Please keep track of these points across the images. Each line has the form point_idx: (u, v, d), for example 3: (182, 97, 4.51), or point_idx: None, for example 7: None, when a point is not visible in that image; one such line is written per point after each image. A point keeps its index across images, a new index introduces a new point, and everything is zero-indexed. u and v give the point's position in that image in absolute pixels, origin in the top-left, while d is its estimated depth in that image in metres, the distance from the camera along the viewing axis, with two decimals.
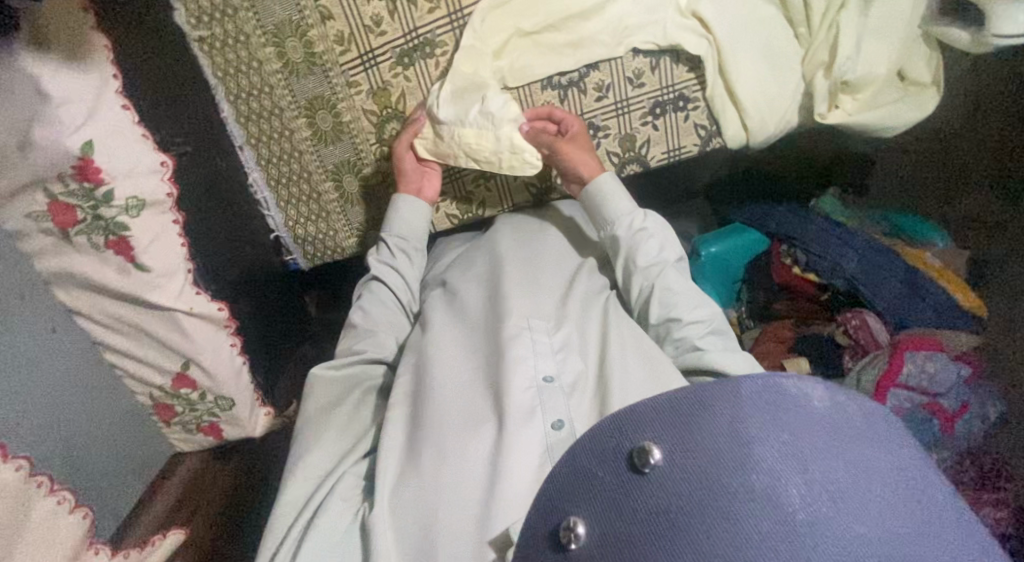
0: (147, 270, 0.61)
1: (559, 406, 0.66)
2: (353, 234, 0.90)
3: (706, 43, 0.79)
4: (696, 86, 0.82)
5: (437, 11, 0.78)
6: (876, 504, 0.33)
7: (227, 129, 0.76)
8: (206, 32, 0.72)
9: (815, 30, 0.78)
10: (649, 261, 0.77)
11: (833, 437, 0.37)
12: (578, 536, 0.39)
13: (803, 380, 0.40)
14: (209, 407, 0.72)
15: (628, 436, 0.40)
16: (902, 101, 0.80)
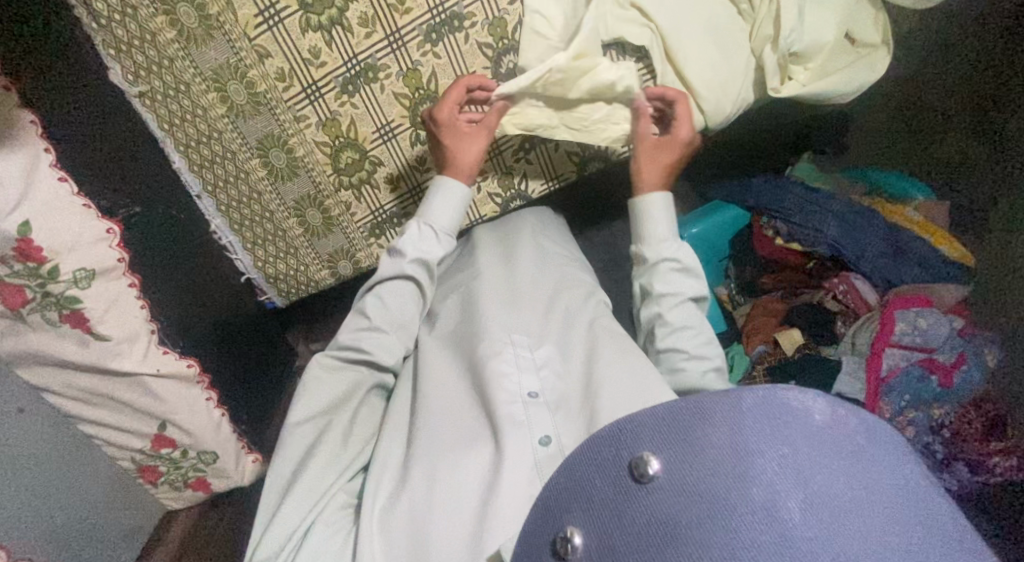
0: (107, 339, 0.68)
1: (545, 422, 0.67)
2: (324, 267, 1.00)
3: (649, 31, 0.86)
4: (646, 75, 0.89)
5: (373, 35, 0.81)
6: (872, 522, 0.35)
7: (181, 178, 0.83)
8: (145, 87, 0.75)
9: (756, 6, 0.89)
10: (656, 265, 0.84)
11: (827, 452, 0.39)
12: (573, 547, 0.42)
13: (803, 393, 0.42)
14: (193, 463, 0.84)
15: (626, 448, 0.43)
16: (855, 66, 0.91)
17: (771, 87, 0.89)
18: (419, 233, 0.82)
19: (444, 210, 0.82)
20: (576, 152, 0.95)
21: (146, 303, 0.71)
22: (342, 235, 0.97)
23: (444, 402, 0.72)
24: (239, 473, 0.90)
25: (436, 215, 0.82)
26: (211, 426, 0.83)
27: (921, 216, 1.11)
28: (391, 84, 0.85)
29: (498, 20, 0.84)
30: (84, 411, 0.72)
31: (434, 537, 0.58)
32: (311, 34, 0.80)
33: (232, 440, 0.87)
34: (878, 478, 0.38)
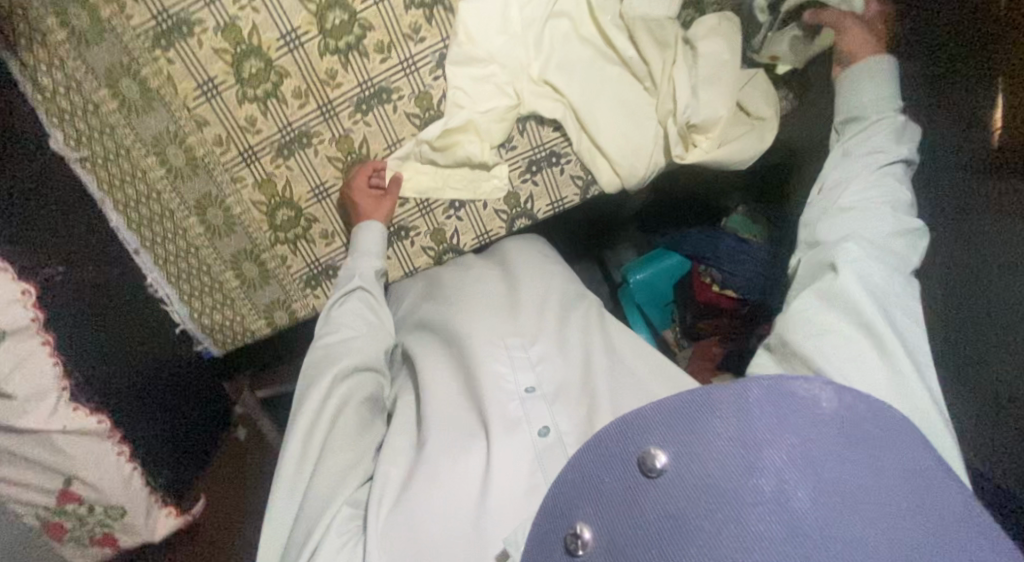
0: (11, 397, 0.63)
1: (543, 414, 0.68)
2: (262, 316, 0.94)
3: (560, 106, 0.92)
4: (564, 143, 0.94)
5: (306, 106, 0.85)
6: (880, 508, 0.37)
7: (121, 238, 0.82)
8: (87, 152, 0.76)
9: (658, 83, 0.91)
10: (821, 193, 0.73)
11: (835, 439, 0.40)
12: (583, 542, 0.42)
13: (810, 382, 0.43)
14: (100, 519, 0.74)
15: (633, 441, 0.44)
16: (747, 135, 0.92)
17: (676, 156, 0.92)
18: (353, 266, 0.87)
19: (374, 241, 0.87)
20: (503, 211, 0.96)
21: (56, 359, 0.66)
22: (278, 285, 0.93)
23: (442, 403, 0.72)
24: (153, 528, 0.81)
25: (366, 247, 0.87)
26: (121, 480, 0.75)
27: None
28: (324, 148, 0.87)
29: (423, 94, 0.89)
30: None
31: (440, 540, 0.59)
32: (247, 104, 0.83)
33: (145, 493, 0.79)
34: (885, 461, 0.40)
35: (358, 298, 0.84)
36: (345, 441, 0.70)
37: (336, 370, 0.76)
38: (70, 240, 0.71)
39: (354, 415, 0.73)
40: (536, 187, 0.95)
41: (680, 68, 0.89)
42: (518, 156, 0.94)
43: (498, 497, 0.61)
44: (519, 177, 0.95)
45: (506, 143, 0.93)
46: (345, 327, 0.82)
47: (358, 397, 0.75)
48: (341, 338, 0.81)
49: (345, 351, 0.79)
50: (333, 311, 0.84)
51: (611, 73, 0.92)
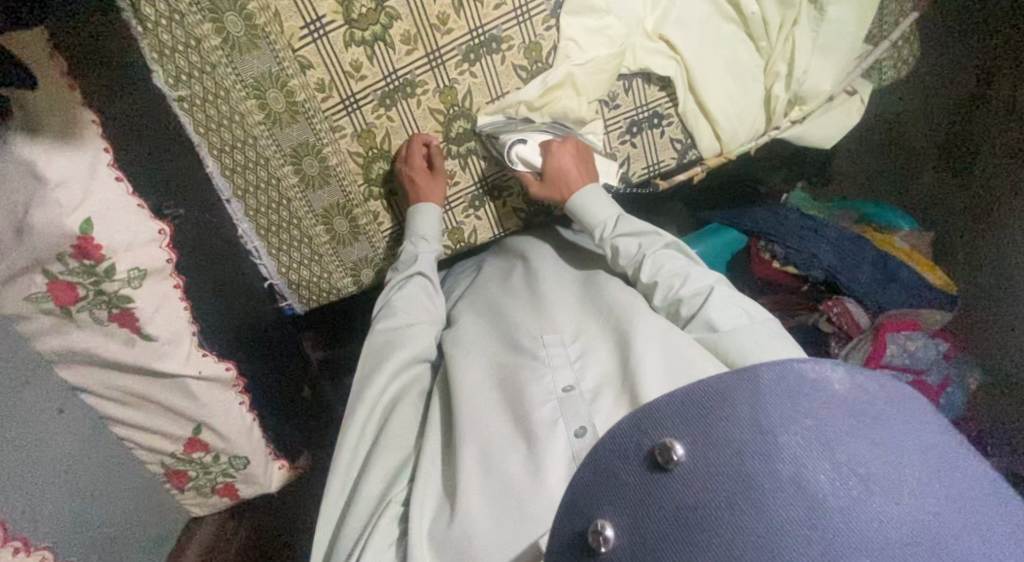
0: (152, 340, 0.61)
1: (582, 413, 0.64)
2: (347, 273, 0.94)
3: (674, 63, 0.88)
4: (668, 104, 0.91)
5: (415, 52, 0.81)
6: (907, 485, 0.37)
7: (214, 184, 0.76)
8: (185, 91, 0.71)
9: (774, 43, 0.89)
10: (631, 260, 0.79)
11: (851, 422, 0.40)
12: (606, 539, 0.41)
13: (819, 364, 0.43)
14: (223, 468, 0.73)
15: (648, 435, 0.42)
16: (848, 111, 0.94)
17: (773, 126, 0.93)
18: (413, 250, 0.85)
19: (429, 223, 0.86)
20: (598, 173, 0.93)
21: (188, 305, 0.64)
22: (366, 243, 0.93)
23: (481, 396, 0.69)
24: (268, 479, 0.79)
25: (423, 231, 0.86)
26: (244, 431, 0.73)
27: (907, 244, 1.19)
28: (427, 100, 0.85)
29: (533, 44, 0.85)
30: (114, 410, 0.63)
31: (482, 542, 0.57)
32: (354, 48, 0.79)
33: (264, 444, 0.77)
34: (903, 436, 0.40)
35: (415, 285, 0.83)
36: (393, 431, 0.70)
37: (389, 367, 0.74)
38: (183, 184, 0.70)
39: (407, 415, 0.72)
40: (635, 149, 0.92)
41: (801, 30, 0.88)
42: (620, 117, 0.91)
43: (538, 494, 0.59)
44: (618, 139, 0.92)
45: (609, 101, 0.90)
46: (405, 311, 0.80)
47: (411, 393, 0.75)
48: (400, 325, 0.79)
49: (402, 342, 0.77)
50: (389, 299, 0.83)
51: (730, 31, 0.89)
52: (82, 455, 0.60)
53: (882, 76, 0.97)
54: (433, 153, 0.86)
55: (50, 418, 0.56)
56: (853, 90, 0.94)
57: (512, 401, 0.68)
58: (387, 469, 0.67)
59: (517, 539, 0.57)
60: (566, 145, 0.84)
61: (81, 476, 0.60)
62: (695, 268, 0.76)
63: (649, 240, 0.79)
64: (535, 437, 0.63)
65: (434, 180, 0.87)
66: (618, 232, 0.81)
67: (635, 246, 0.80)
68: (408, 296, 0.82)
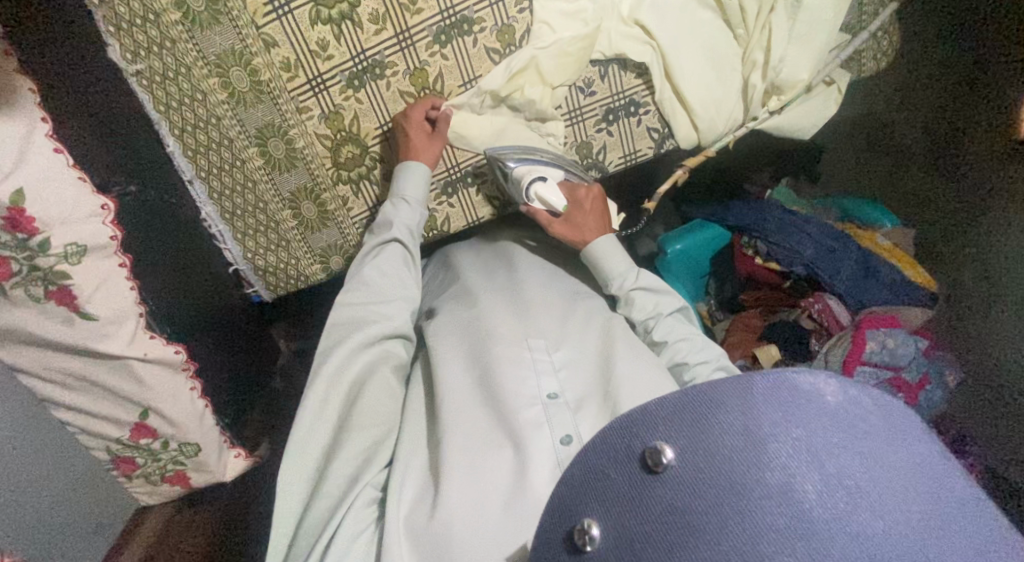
0: (94, 319, 0.59)
1: (567, 421, 0.63)
2: (316, 261, 0.92)
3: (650, 49, 0.86)
4: (645, 92, 0.89)
5: (383, 32, 0.79)
6: (892, 500, 0.34)
7: (173, 163, 0.75)
8: (144, 66, 0.70)
9: (751, 30, 0.88)
10: (645, 316, 0.81)
11: (840, 433, 0.37)
12: (591, 539, 0.40)
13: (813, 374, 0.40)
14: (172, 456, 0.71)
15: (638, 437, 0.41)
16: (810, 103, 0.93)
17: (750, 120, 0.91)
18: (392, 212, 0.81)
19: (415, 185, 0.82)
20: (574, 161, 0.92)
21: (135, 284, 0.62)
22: (336, 230, 0.90)
23: (466, 398, 0.67)
24: (223, 469, 0.76)
25: (407, 192, 0.82)
26: (195, 418, 0.70)
27: (890, 242, 1.17)
28: (397, 82, 0.82)
29: (506, 27, 0.83)
30: (55, 392, 0.61)
31: (459, 545, 0.54)
32: (321, 26, 0.77)
33: (218, 431, 0.74)
34: (895, 454, 0.37)
35: (392, 252, 0.80)
36: (366, 418, 0.66)
37: (362, 336, 0.71)
38: (138, 161, 0.69)
39: (380, 401, 0.69)
40: (610, 138, 0.91)
41: (779, 17, 0.86)
42: (596, 104, 0.89)
43: (520, 498, 0.57)
44: (594, 126, 0.90)
45: (585, 87, 0.88)
46: (378, 284, 0.77)
47: (382, 367, 0.71)
48: (373, 295, 0.76)
49: (374, 316, 0.74)
50: (362, 266, 0.79)
51: (707, 18, 0.87)
52: (23, 438, 0.58)
53: (862, 67, 0.95)
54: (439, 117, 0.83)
55: None
56: (831, 80, 0.93)
57: (495, 400, 0.66)
58: (360, 447, 0.64)
59: (496, 544, 0.54)
60: (590, 194, 0.86)
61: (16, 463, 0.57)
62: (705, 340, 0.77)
63: (666, 302, 0.82)
64: (518, 439, 0.61)
65: (427, 139, 0.82)
66: (637, 286, 0.82)
67: (652, 304, 0.81)
68: (382, 266, 0.78)
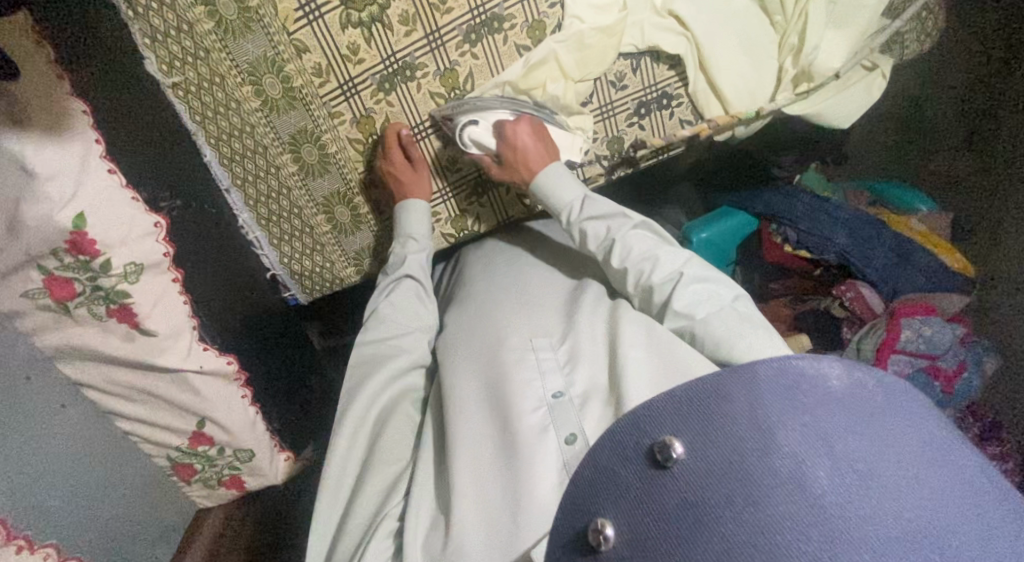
0: (152, 334, 0.62)
1: (572, 419, 0.63)
2: (351, 264, 0.94)
3: (683, 41, 0.85)
4: (678, 84, 0.88)
5: (413, 34, 0.78)
6: (904, 479, 0.36)
7: (212, 172, 0.74)
8: (180, 78, 0.69)
9: (790, 18, 0.86)
10: (602, 244, 0.78)
11: (849, 416, 0.39)
12: (606, 538, 0.40)
13: (818, 360, 0.42)
14: (228, 461, 0.75)
15: (648, 433, 0.41)
16: (849, 89, 0.89)
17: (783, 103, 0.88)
18: (403, 250, 0.85)
19: (419, 221, 0.85)
20: (604, 156, 0.91)
21: (187, 298, 0.65)
22: (369, 232, 0.92)
23: (473, 401, 0.68)
24: (273, 472, 0.82)
25: (412, 229, 0.85)
26: (247, 424, 0.75)
27: (925, 226, 1.15)
28: (427, 83, 0.82)
29: (537, 23, 0.81)
30: (118, 406, 0.63)
31: (470, 544, 0.56)
32: (351, 30, 0.76)
33: (269, 437, 0.79)
34: (902, 430, 0.39)
35: (406, 287, 0.83)
36: (392, 440, 0.69)
37: (382, 376, 0.73)
38: (182, 176, 0.69)
39: (404, 424, 0.71)
40: (642, 132, 0.90)
41: (818, 4, 0.84)
42: (628, 97, 0.88)
43: (524, 499, 0.57)
44: (625, 121, 0.89)
45: (616, 81, 0.87)
46: (397, 320, 0.80)
47: (404, 401, 0.73)
48: (387, 334, 0.79)
49: (395, 352, 0.77)
50: (378, 305, 0.82)
51: (741, 7, 0.86)
52: (91, 451, 0.60)
53: (904, 51, 0.92)
54: (406, 143, 0.83)
55: (58, 416, 0.56)
56: (874, 64, 0.90)
57: (502, 399, 0.66)
58: (386, 478, 0.66)
59: (505, 544, 0.56)
60: (521, 127, 0.81)
61: (86, 476, 0.59)
62: (663, 249, 0.75)
63: (616, 222, 0.77)
64: (522, 440, 0.61)
65: (417, 176, 0.84)
66: (585, 216, 0.79)
67: (604, 229, 0.78)
68: (398, 307, 0.81)
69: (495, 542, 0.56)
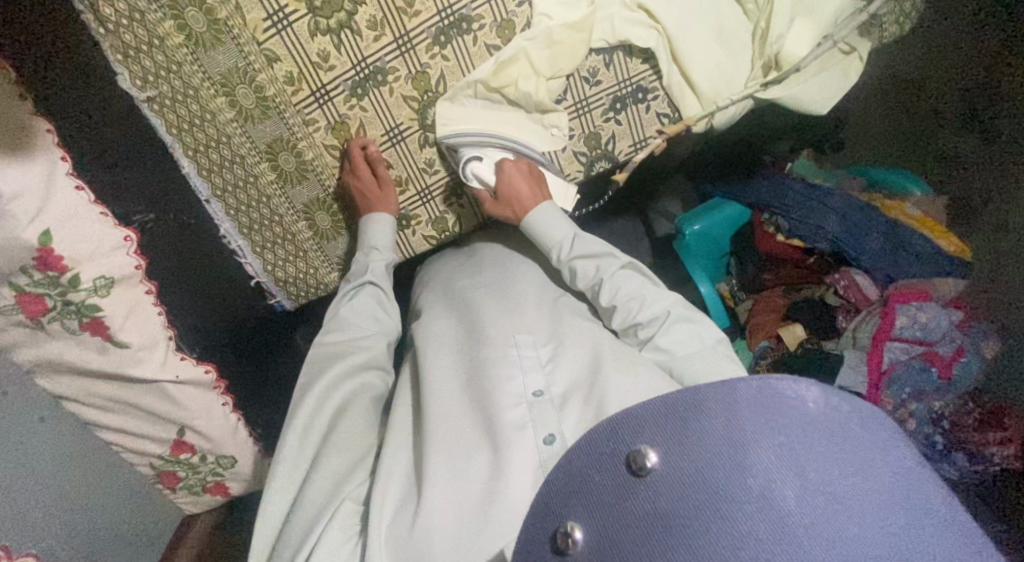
0: (127, 346, 0.63)
1: (550, 420, 0.64)
2: (334, 268, 0.94)
3: (655, 33, 0.84)
4: (653, 77, 0.87)
5: (383, 38, 0.79)
6: (869, 504, 0.36)
7: (192, 184, 0.75)
8: (153, 92, 0.68)
9: (763, 5, 0.85)
10: (589, 282, 0.79)
11: (823, 438, 0.39)
12: (574, 542, 0.41)
13: (798, 381, 0.41)
14: (211, 468, 0.77)
15: (624, 440, 0.42)
16: (826, 72, 0.88)
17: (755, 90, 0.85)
18: (365, 259, 0.86)
19: (382, 233, 0.86)
20: (582, 152, 0.91)
21: (162, 309, 0.66)
22: (351, 236, 0.93)
23: (451, 398, 0.68)
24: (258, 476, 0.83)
25: (375, 241, 0.86)
26: (229, 431, 0.76)
27: (920, 211, 1.13)
28: (400, 87, 0.82)
29: (506, 22, 0.81)
30: (100, 418, 0.65)
31: (441, 545, 0.56)
32: (320, 37, 0.77)
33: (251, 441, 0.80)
34: (871, 456, 0.39)
35: (367, 293, 0.83)
36: (345, 440, 0.68)
37: (342, 368, 0.75)
38: (156, 187, 0.70)
39: (361, 418, 0.71)
40: (619, 127, 0.89)
41: None
42: (602, 93, 0.87)
43: (498, 499, 0.57)
44: (602, 116, 0.89)
45: (590, 77, 0.86)
46: (357, 326, 0.81)
47: (364, 397, 0.74)
48: (348, 335, 0.80)
49: (355, 351, 0.78)
50: (338, 309, 0.82)
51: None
52: (72, 461, 0.62)
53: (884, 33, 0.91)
54: (374, 159, 0.84)
55: (37, 428, 0.58)
56: (850, 48, 0.89)
57: (483, 399, 0.66)
58: (335, 471, 0.65)
59: (478, 540, 0.56)
60: (519, 166, 0.85)
61: (68, 484, 0.61)
62: (651, 291, 0.77)
63: (605, 262, 0.79)
64: (501, 439, 0.62)
65: (381, 187, 0.86)
66: (575, 253, 0.80)
67: (593, 267, 0.79)
68: (353, 313, 0.82)
69: (468, 538, 0.56)
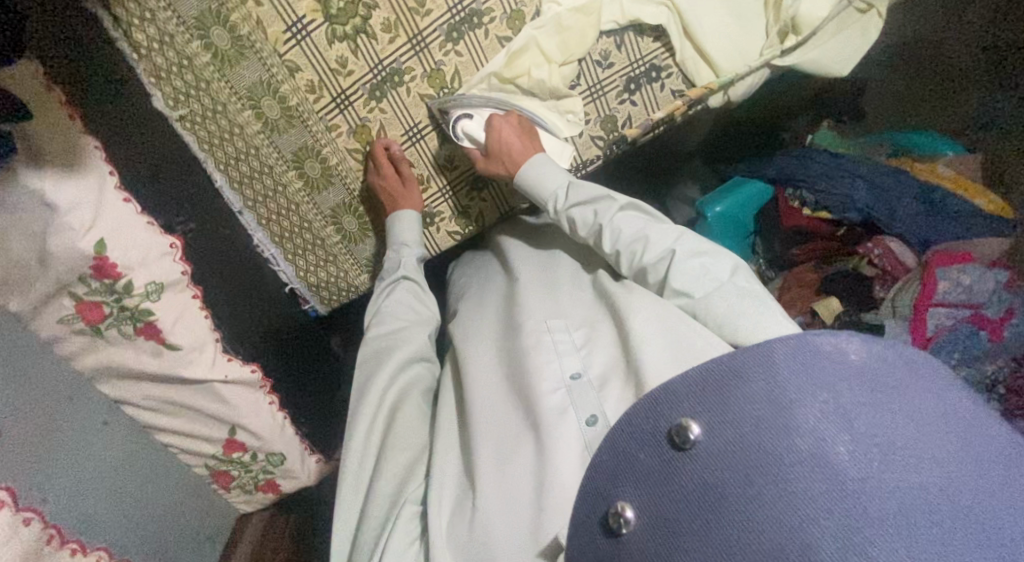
0: (178, 348, 0.66)
1: (591, 401, 0.62)
2: (364, 270, 0.97)
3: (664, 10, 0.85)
4: (665, 54, 0.88)
5: (397, 40, 0.81)
6: (927, 451, 0.35)
7: (223, 197, 0.76)
8: (184, 110, 0.69)
9: None
10: (590, 229, 0.77)
11: (869, 389, 0.38)
12: (626, 521, 0.41)
13: (835, 334, 0.41)
14: (262, 466, 0.80)
15: (665, 416, 0.42)
16: (842, 35, 0.87)
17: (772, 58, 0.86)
18: (396, 256, 0.88)
19: (409, 229, 0.87)
20: (599, 137, 0.91)
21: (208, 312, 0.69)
22: (377, 237, 0.96)
23: (495, 394, 0.69)
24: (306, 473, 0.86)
25: (404, 238, 0.88)
26: (277, 429, 0.79)
27: (953, 170, 1.10)
28: (416, 86, 0.85)
29: (515, 13, 0.83)
30: (155, 420, 0.68)
31: (501, 539, 0.56)
32: (337, 44, 0.79)
33: (299, 439, 0.83)
34: (924, 403, 0.38)
35: (403, 289, 0.85)
36: (400, 442, 0.69)
37: (387, 370, 0.76)
38: (189, 198, 0.72)
39: (407, 419, 0.72)
40: (635, 108, 0.90)
41: None
42: (615, 75, 0.88)
43: (548, 486, 0.56)
44: (616, 99, 0.89)
45: (602, 60, 0.87)
46: (399, 322, 0.83)
47: (414, 393, 0.76)
48: (391, 330, 0.82)
49: (398, 346, 0.79)
50: (379, 305, 0.85)
51: None
52: (130, 462, 0.65)
53: None
54: (397, 159, 0.86)
55: (98, 431, 0.61)
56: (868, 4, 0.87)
57: (523, 389, 0.66)
58: (397, 470, 0.67)
59: (534, 528, 0.56)
60: (506, 123, 0.83)
61: (125, 485, 0.64)
62: (655, 229, 0.73)
63: (603, 206, 0.76)
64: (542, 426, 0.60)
65: (405, 184, 0.88)
66: (570, 202, 0.78)
67: (591, 213, 0.77)
68: (393, 308, 0.84)
69: (525, 527, 0.56)
